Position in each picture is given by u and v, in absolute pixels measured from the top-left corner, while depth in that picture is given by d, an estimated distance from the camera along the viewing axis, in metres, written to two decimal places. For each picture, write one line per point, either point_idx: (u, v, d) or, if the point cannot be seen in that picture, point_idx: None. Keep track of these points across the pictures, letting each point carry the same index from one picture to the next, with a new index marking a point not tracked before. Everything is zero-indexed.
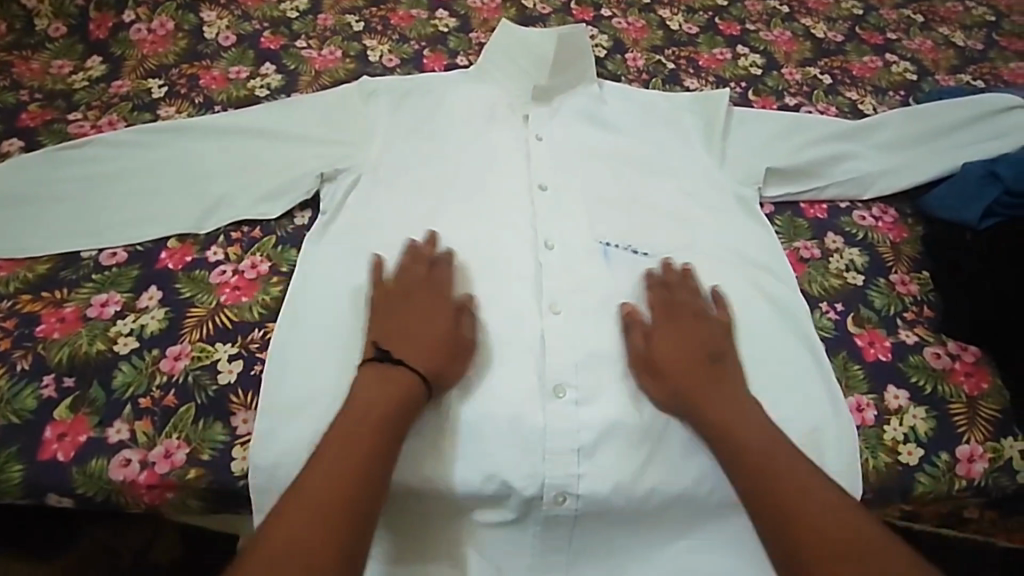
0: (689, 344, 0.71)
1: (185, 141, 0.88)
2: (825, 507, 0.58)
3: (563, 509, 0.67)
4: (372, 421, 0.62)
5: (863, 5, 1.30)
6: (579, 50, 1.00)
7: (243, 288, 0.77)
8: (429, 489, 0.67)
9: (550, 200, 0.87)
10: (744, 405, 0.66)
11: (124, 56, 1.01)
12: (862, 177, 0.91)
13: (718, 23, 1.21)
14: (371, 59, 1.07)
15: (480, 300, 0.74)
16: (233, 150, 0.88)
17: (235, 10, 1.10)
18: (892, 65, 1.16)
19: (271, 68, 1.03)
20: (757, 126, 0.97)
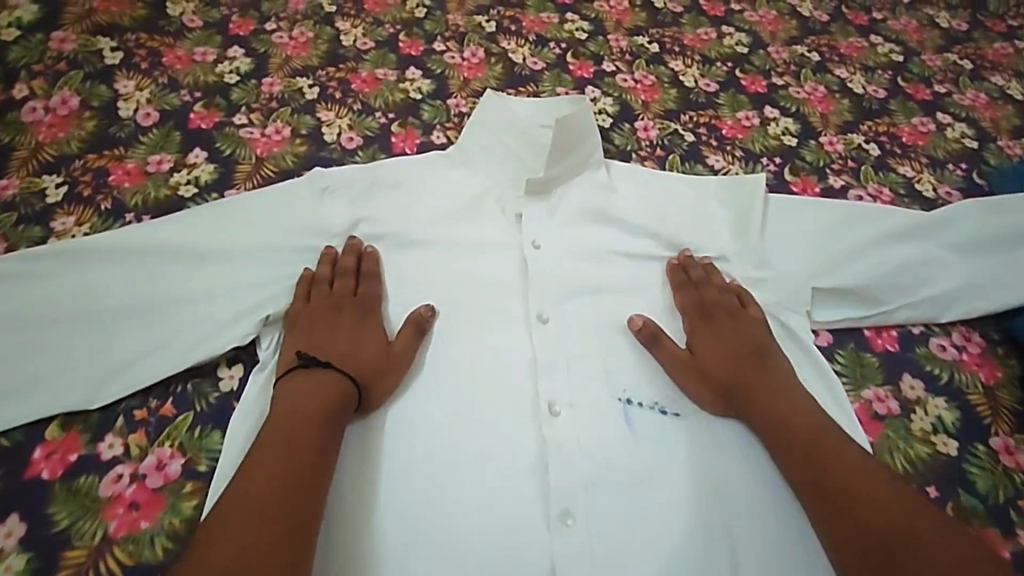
0: (744, 346, 0.69)
1: (81, 270, 0.69)
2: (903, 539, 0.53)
3: None
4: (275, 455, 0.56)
5: (901, 49, 1.13)
6: (584, 130, 0.81)
7: (141, 508, 0.60)
8: None
9: (554, 349, 0.69)
10: (783, 402, 0.65)
11: (13, 145, 0.81)
12: (938, 297, 0.75)
13: (740, 77, 1.03)
14: (326, 138, 0.88)
15: (418, 313, 0.70)
16: (146, 280, 0.69)
17: (158, 76, 0.90)
18: (947, 129, 0.98)
19: (200, 154, 0.83)
20: (799, 229, 0.79)
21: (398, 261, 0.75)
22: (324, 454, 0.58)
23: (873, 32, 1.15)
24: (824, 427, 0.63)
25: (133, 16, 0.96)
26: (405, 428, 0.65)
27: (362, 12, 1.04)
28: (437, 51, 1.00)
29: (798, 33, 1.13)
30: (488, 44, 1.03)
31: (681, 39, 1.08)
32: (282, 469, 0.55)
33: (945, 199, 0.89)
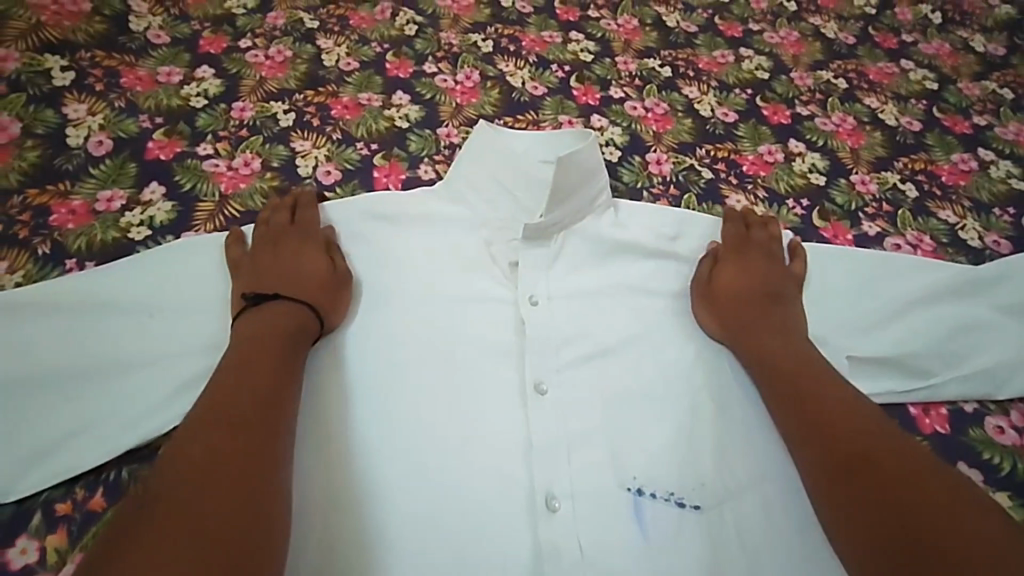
0: (757, 288, 0.66)
1: (8, 334, 0.59)
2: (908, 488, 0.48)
3: None
4: (253, 395, 0.51)
5: (936, 75, 1.03)
6: (589, 168, 0.71)
7: None
8: None
9: (549, 433, 0.59)
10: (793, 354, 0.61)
11: None
12: (994, 370, 0.66)
13: (760, 106, 0.93)
14: (300, 172, 0.78)
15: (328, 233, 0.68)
16: (86, 341, 0.60)
17: (115, 100, 0.81)
18: (990, 168, 0.89)
19: (157, 190, 0.74)
20: (836, 286, 0.69)
21: (367, 320, 0.64)
22: (284, 396, 0.53)
23: (904, 56, 1.06)
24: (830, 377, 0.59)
25: (89, 32, 0.87)
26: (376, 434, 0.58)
27: (346, 28, 0.95)
28: (428, 74, 0.91)
29: (823, 56, 1.04)
30: (484, 66, 0.94)
31: (696, 63, 0.99)
32: (248, 407, 0.50)
33: (993, 249, 0.79)
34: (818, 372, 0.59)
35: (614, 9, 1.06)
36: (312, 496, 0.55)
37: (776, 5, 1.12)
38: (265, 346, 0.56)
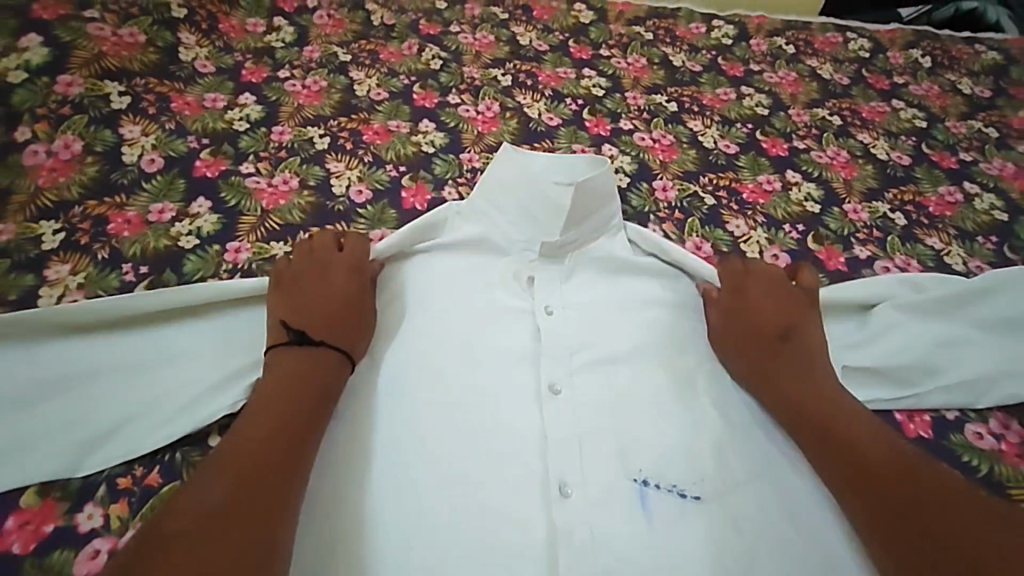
0: (753, 321, 0.72)
1: (81, 347, 0.65)
2: (925, 502, 0.54)
3: None
4: (287, 412, 0.58)
5: (924, 114, 1.11)
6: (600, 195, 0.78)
7: None
8: None
9: (571, 447, 0.63)
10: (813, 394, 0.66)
11: (11, 188, 0.78)
12: (976, 382, 0.71)
13: (760, 139, 1.01)
14: (335, 190, 0.85)
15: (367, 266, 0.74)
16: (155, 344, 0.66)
17: (166, 122, 0.88)
18: (975, 201, 0.95)
19: (204, 205, 0.81)
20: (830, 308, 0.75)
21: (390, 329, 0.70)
22: (295, 437, 0.57)
23: (894, 96, 1.14)
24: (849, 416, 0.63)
25: (145, 59, 0.94)
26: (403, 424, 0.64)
27: (377, 64, 1.04)
28: (452, 104, 0.99)
29: (819, 95, 1.11)
30: (503, 98, 1.02)
31: (700, 99, 1.07)
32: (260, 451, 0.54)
33: (977, 274, 0.85)
34: (829, 399, 0.65)
35: (624, 49, 1.14)
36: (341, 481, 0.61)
37: (775, 48, 1.20)
38: (279, 392, 0.60)
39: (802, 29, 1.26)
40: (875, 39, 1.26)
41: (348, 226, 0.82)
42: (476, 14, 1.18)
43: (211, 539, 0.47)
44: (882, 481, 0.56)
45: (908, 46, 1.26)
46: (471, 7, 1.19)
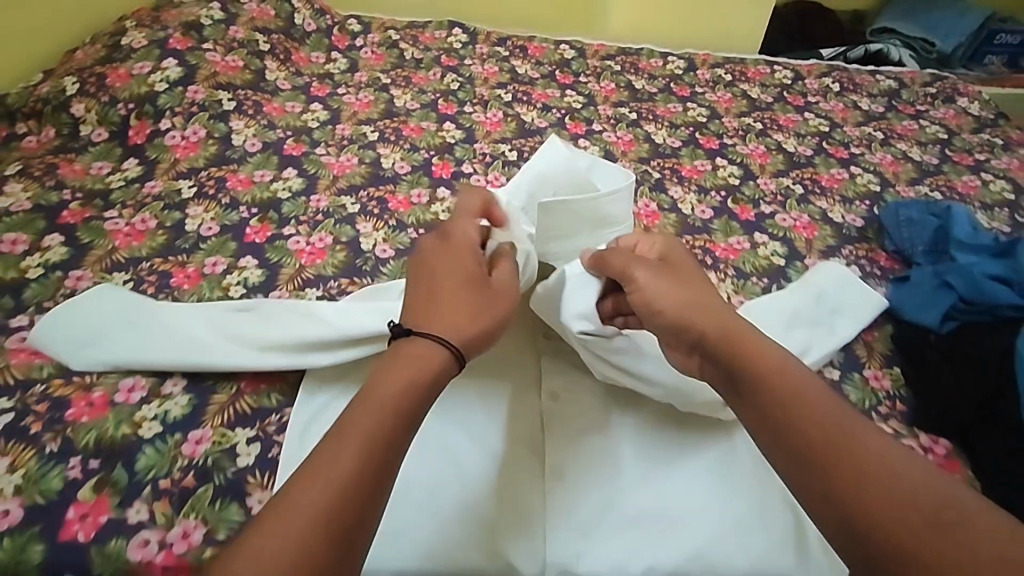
0: (694, 291, 0.71)
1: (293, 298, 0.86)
2: (888, 496, 0.53)
3: None
4: (367, 434, 0.55)
5: (828, 123, 1.44)
6: (592, 208, 0.85)
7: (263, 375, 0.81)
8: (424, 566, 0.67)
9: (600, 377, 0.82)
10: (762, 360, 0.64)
11: (158, 160, 1.11)
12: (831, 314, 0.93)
13: (698, 138, 1.34)
14: (384, 165, 1.17)
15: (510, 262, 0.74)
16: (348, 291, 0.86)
17: (261, 119, 1.21)
18: (857, 178, 1.28)
19: (292, 172, 1.12)
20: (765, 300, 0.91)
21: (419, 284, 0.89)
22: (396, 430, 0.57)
23: (807, 110, 1.48)
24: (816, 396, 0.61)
25: (244, 76, 1.27)
26: None
27: (412, 86, 1.39)
28: (467, 112, 1.33)
29: (747, 109, 1.45)
30: (506, 109, 1.35)
31: (655, 111, 1.41)
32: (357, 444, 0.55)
33: (853, 221, 1.16)
34: (832, 409, 0.60)
35: (598, 78, 1.50)
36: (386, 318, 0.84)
37: (716, 77, 1.55)
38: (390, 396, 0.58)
39: (738, 63, 1.61)
40: (796, 71, 1.62)
41: (395, 185, 1.13)
42: (485, 52, 1.54)
43: (295, 538, 0.50)
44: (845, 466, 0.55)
45: (822, 76, 1.61)
46: (481, 47, 1.55)
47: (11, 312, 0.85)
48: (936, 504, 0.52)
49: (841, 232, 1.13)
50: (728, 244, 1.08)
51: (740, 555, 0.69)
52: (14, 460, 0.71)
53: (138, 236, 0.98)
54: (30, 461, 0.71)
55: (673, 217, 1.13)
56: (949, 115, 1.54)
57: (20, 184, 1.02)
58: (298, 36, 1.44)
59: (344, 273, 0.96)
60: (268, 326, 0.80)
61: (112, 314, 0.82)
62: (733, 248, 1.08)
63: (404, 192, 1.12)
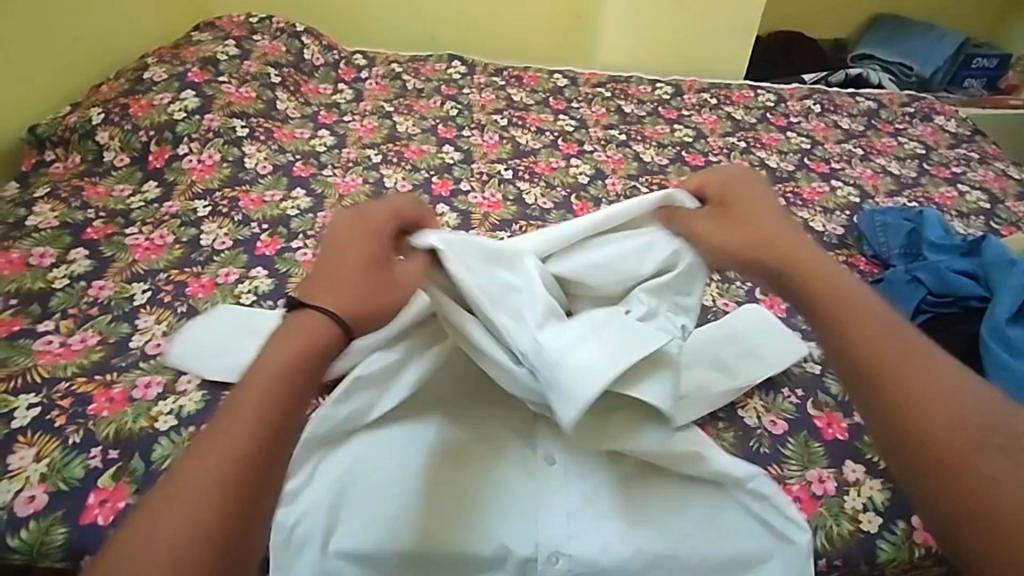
0: (754, 232, 0.77)
1: None
2: (947, 416, 0.57)
3: (556, 569, 0.71)
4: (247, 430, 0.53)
5: (809, 141, 1.52)
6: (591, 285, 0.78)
7: None
8: (424, 549, 0.70)
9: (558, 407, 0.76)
10: (840, 287, 0.69)
11: (176, 182, 1.18)
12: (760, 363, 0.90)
13: (685, 156, 1.41)
14: (387, 184, 1.24)
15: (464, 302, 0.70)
16: None
17: (272, 144, 1.29)
18: (837, 190, 1.34)
19: (301, 192, 1.19)
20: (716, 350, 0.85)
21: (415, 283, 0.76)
22: (281, 421, 0.55)
23: (790, 129, 1.55)
24: (880, 315, 0.66)
25: (256, 104, 1.35)
26: None
27: (413, 113, 1.47)
28: (465, 136, 1.41)
29: (731, 129, 1.53)
30: (502, 132, 1.43)
31: (643, 132, 1.48)
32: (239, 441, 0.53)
33: (834, 229, 1.21)
34: (885, 325, 0.65)
35: (590, 103, 1.58)
36: None
37: (702, 100, 1.63)
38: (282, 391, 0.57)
39: (724, 87, 1.69)
40: (779, 94, 1.69)
41: None
42: (482, 82, 1.62)
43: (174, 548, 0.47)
44: (895, 385, 0.60)
45: (804, 98, 1.69)
46: (479, 77, 1.64)
47: (39, 318, 0.90)
48: (1001, 432, 0.56)
49: (822, 239, 1.18)
50: None
51: (722, 544, 0.73)
52: (40, 449, 0.75)
53: (156, 250, 1.04)
54: (54, 452, 0.75)
55: None
56: (927, 133, 1.61)
57: (48, 204, 1.10)
58: (307, 69, 1.54)
59: None
60: None
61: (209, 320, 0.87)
62: None
63: None
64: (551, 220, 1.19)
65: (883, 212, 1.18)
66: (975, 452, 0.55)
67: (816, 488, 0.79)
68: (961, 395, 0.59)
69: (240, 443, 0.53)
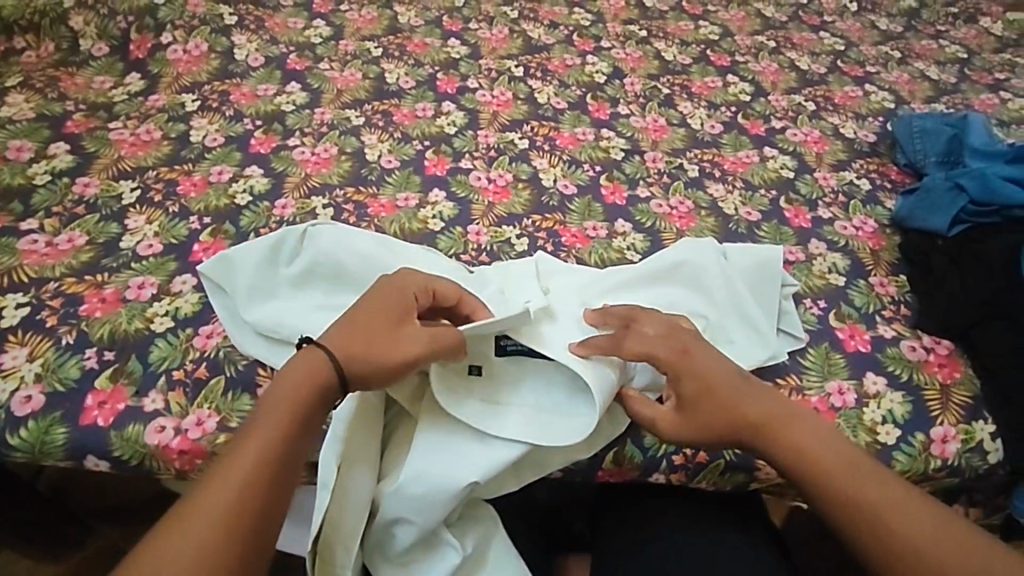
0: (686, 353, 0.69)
1: (375, 254, 0.78)
2: (909, 548, 0.61)
3: (540, 473, 0.71)
4: (264, 449, 0.59)
5: (843, 42, 1.40)
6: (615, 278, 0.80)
7: None
8: (422, 490, 0.65)
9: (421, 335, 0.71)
10: (780, 426, 0.67)
11: (160, 74, 1.09)
12: (678, 294, 0.80)
13: (709, 55, 1.28)
14: (388, 79, 1.12)
15: (342, 231, 0.79)
16: (354, 263, 0.77)
17: (263, 35, 1.16)
18: (871, 96, 1.25)
19: (296, 86, 1.09)
20: (668, 258, 0.81)
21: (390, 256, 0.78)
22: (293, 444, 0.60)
23: (823, 29, 1.43)
24: (802, 438, 0.67)
25: None
26: (347, 263, 0.77)
27: (417, 3, 1.29)
28: (472, 28, 1.25)
29: (760, 28, 1.40)
30: (513, 26, 1.27)
31: (666, 29, 1.34)
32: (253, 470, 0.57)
33: (862, 138, 1.12)
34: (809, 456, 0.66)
35: None
36: (340, 255, 0.77)
37: None
38: (295, 420, 0.61)
39: None
40: None
41: (400, 99, 1.09)
42: None
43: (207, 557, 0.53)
44: (869, 519, 0.62)
45: None
46: None
47: (22, 216, 0.86)
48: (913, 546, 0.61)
49: (852, 147, 1.10)
50: (737, 158, 1.05)
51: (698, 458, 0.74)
52: (32, 349, 0.73)
53: (143, 146, 0.97)
54: (47, 352, 0.73)
55: (681, 131, 1.09)
56: (971, 36, 1.49)
57: (23, 96, 1.02)
58: None
59: (348, 182, 0.94)
60: (360, 255, 0.78)
61: (335, 241, 0.78)
62: (742, 161, 1.05)
63: (409, 105, 1.08)
64: (565, 120, 1.08)
65: (924, 115, 1.09)
66: (915, 561, 0.60)
67: (836, 400, 0.77)
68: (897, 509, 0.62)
69: (261, 454, 0.58)
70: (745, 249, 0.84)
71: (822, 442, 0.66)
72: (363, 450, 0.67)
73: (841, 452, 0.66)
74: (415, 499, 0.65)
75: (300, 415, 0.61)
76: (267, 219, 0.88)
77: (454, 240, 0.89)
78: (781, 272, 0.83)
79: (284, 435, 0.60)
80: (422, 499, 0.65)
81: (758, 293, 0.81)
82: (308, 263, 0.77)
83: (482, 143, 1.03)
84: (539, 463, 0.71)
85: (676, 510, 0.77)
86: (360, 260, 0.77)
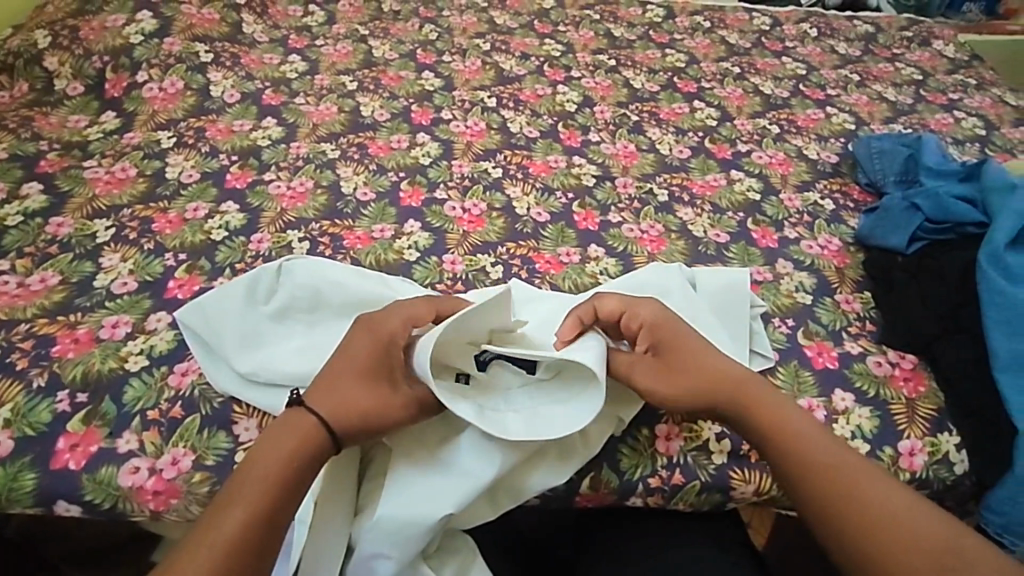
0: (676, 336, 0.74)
1: (351, 284, 0.79)
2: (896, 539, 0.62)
3: (518, 501, 0.71)
4: (269, 475, 0.61)
5: (805, 66, 1.45)
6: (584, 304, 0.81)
7: None
8: (400, 524, 0.66)
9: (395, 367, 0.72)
10: (781, 417, 0.70)
11: (136, 112, 1.10)
12: None
13: (676, 82, 1.32)
14: (364, 112, 1.14)
15: (315, 264, 0.80)
16: (329, 294, 0.78)
17: (239, 71, 1.18)
18: (832, 118, 1.29)
19: (271, 121, 1.10)
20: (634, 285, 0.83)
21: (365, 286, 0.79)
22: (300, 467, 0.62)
23: (786, 54, 1.48)
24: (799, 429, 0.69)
25: (220, 27, 1.25)
26: (323, 294, 0.78)
27: (390, 37, 1.32)
28: (446, 61, 1.28)
29: (726, 54, 1.45)
30: (485, 57, 1.30)
31: (634, 57, 1.38)
32: (256, 495, 0.59)
33: (825, 159, 1.16)
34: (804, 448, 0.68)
35: (578, 27, 1.44)
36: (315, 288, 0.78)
37: (695, 24, 1.53)
38: (300, 446, 0.63)
39: (718, 10, 1.59)
40: (774, 17, 1.61)
41: (375, 132, 1.10)
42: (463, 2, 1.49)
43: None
44: (857, 511, 0.64)
45: (800, 22, 1.61)
46: None
47: None
48: (902, 534, 0.62)
49: (815, 167, 1.14)
50: (705, 181, 1.08)
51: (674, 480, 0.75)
52: (3, 394, 0.72)
53: (118, 184, 0.98)
54: (18, 396, 0.72)
55: (651, 156, 1.12)
56: (925, 58, 1.55)
57: None
58: None
59: (325, 215, 0.96)
60: (335, 286, 0.78)
61: (309, 274, 0.79)
62: (710, 185, 1.08)
63: (384, 137, 1.09)
64: (538, 148, 1.11)
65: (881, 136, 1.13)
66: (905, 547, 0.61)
67: None
68: (880, 497, 0.65)
69: (266, 479, 0.61)
70: (711, 271, 0.87)
71: (813, 437, 0.69)
72: (340, 486, 0.68)
73: (832, 446, 0.69)
74: (394, 533, 0.66)
75: (306, 445, 0.63)
76: (242, 254, 0.89)
77: (429, 270, 0.90)
78: (748, 294, 0.85)
79: (286, 460, 0.62)
80: (399, 533, 0.66)
81: (726, 312, 0.83)
82: (285, 301, 0.78)
83: (456, 173, 1.04)
84: (515, 492, 0.71)
85: (655, 532, 0.78)
86: (336, 289, 0.78)
